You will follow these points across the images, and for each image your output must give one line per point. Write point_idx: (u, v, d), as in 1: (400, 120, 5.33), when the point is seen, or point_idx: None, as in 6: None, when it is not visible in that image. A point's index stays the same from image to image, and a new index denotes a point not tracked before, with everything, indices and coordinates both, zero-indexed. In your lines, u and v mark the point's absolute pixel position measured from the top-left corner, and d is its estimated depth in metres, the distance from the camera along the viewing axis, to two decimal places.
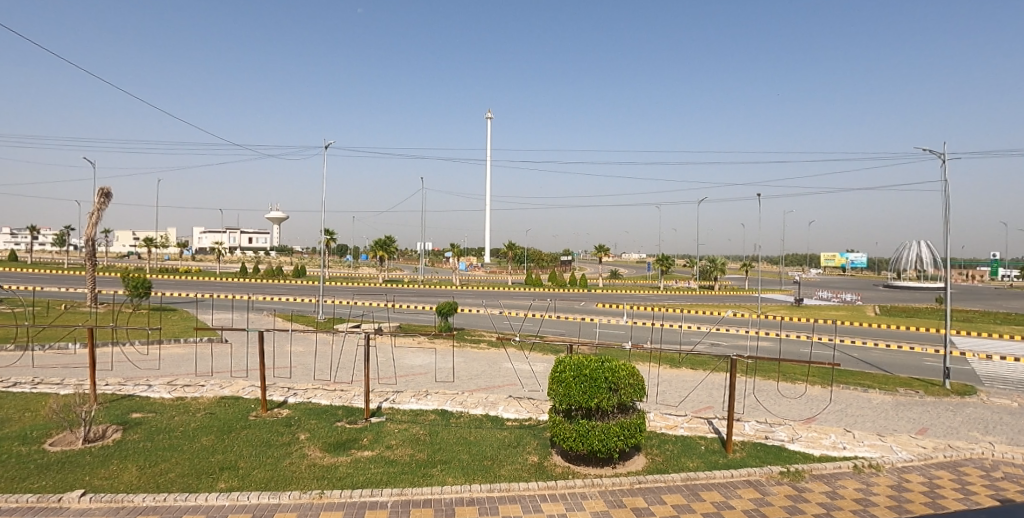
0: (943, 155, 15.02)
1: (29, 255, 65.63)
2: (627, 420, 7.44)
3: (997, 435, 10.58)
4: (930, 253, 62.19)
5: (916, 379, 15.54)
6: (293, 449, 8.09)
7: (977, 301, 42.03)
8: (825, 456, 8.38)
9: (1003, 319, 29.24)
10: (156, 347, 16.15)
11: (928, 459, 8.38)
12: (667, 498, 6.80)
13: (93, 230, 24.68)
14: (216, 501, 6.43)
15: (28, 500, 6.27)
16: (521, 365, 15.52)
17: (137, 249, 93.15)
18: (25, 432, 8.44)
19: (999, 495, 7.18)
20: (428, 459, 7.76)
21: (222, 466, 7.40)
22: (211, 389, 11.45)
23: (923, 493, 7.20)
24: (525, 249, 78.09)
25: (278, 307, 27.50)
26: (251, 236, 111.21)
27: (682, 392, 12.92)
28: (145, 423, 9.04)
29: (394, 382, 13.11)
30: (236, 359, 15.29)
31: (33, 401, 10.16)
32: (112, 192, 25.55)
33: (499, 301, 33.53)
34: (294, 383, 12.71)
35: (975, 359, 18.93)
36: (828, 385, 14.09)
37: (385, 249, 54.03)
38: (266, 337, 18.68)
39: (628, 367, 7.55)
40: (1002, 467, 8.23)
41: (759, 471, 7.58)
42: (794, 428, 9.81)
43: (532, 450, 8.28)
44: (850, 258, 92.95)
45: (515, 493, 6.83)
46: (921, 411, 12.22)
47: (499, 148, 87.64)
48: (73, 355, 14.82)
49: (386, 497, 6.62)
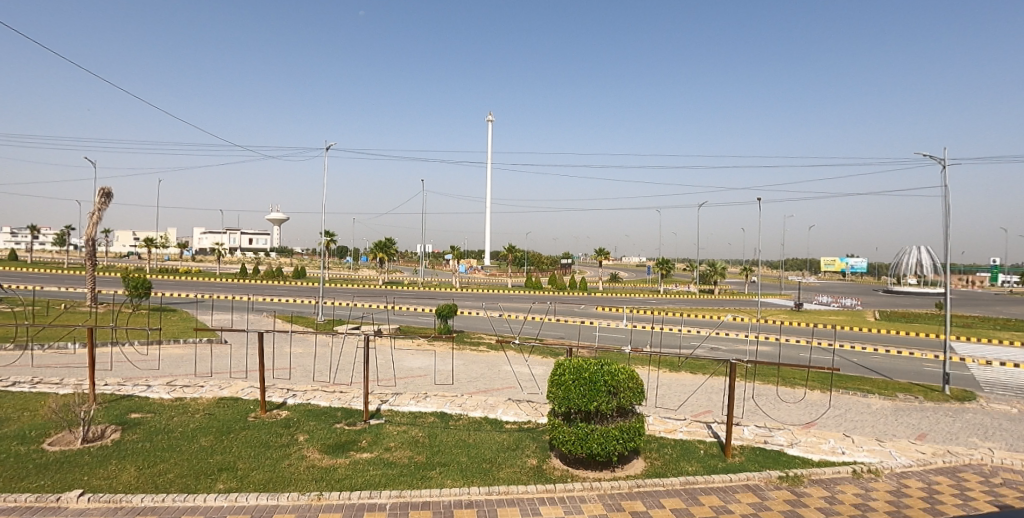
0: (943, 161, 14.96)
1: (30, 253, 65.58)
2: (626, 424, 7.43)
3: (996, 441, 10.57)
4: (931, 258, 62.00)
5: (916, 384, 15.54)
6: (292, 451, 8.08)
7: (977, 306, 41.89)
8: (825, 461, 8.40)
9: (1003, 325, 29.19)
10: (156, 348, 16.15)
11: (927, 465, 8.38)
12: (665, 502, 6.80)
13: (93, 230, 24.70)
14: (215, 502, 6.43)
15: (27, 499, 6.28)
16: (521, 368, 15.51)
17: (138, 250, 93.43)
18: (24, 432, 8.44)
19: (998, 501, 7.18)
20: (427, 462, 7.76)
21: (221, 467, 7.39)
22: (210, 390, 11.44)
23: (922, 499, 7.18)
24: (525, 252, 78.35)
25: (279, 308, 27.55)
26: (250, 237, 111.51)
27: (681, 397, 12.90)
28: (144, 424, 9.04)
29: (394, 384, 13.08)
30: (235, 360, 15.30)
31: (33, 400, 10.15)
32: (112, 192, 25.61)
33: (499, 303, 33.55)
34: (293, 384, 12.73)
35: (976, 365, 18.96)
36: (827, 390, 14.11)
37: (385, 251, 53.97)
38: (265, 339, 18.69)
39: (628, 371, 7.55)
40: (1002, 474, 8.21)
41: (758, 475, 7.59)
42: (793, 433, 9.82)
43: (531, 453, 8.26)
44: (850, 263, 92.75)
45: (514, 496, 6.83)
46: (921, 416, 12.21)
47: (499, 149, 87.45)
48: (73, 354, 14.87)
49: (385, 499, 6.63)
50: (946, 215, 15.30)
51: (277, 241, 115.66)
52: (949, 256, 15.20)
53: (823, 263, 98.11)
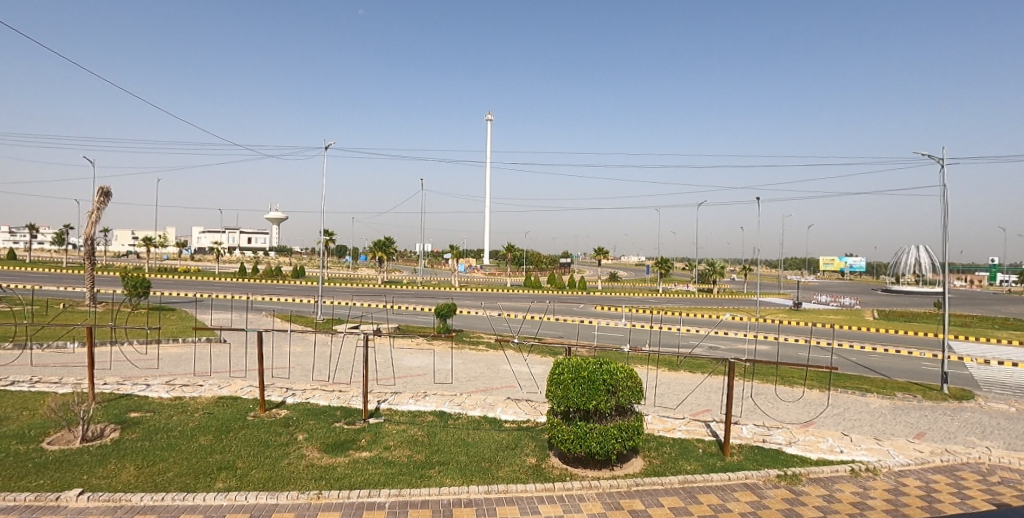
0: (942, 161, 14.97)
1: (28, 253, 65.32)
2: (625, 423, 7.45)
3: (994, 440, 10.61)
4: (930, 257, 62.04)
5: (914, 383, 15.56)
6: (292, 449, 8.10)
7: (976, 305, 41.98)
8: (823, 459, 8.42)
9: (1002, 324, 29.29)
10: (155, 347, 16.17)
11: (925, 463, 8.40)
12: (664, 501, 6.82)
13: (93, 230, 24.70)
14: (214, 500, 6.44)
15: (26, 498, 6.29)
16: (520, 367, 15.51)
17: (137, 249, 93.65)
18: (23, 431, 8.43)
19: (995, 500, 7.20)
20: (426, 461, 7.76)
21: (221, 466, 7.40)
22: (209, 390, 11.45)
23: (920, 497, 7.21)
24: (524, 251, 78.52)
25: (278, 307, 27.59)
26: (250, 236, 111.90)
27: (680, 395, 12.93)
28: (143, 423, 9.05)
29: (392, 384, 13.08)
30: (234, 359, 15.31)
31: (32, 399, 10.17)
32: (111, 191, 25.60)
33: (498, 302, 33.64)
34: (292, 383, 12.72)
35: (973, 364, 19.01)
36: (826, 389, 14.13)
37: (385, 250, 53.89)
38: (265, 339, 18.72)
39: (627, 370, 7.56)
40: (999, 472, 8.24)
41: (757, 474, 7.60)
42: (792, 432, 9.83)
43: (530, 452, 8.29)
44: (849, 262, 92.92)
45: (512, 495, 6.84)
46: (919, 415, 12.23)
47: (497, 148, 87.66)
48: (72, 353, 14.87)
49: (384, 498, 6.64)
50: (945, 215, 15.32)
51: (276, 239, 115.66)
52: (948, 255, 15.22)
53: (822, 262, 98.10)
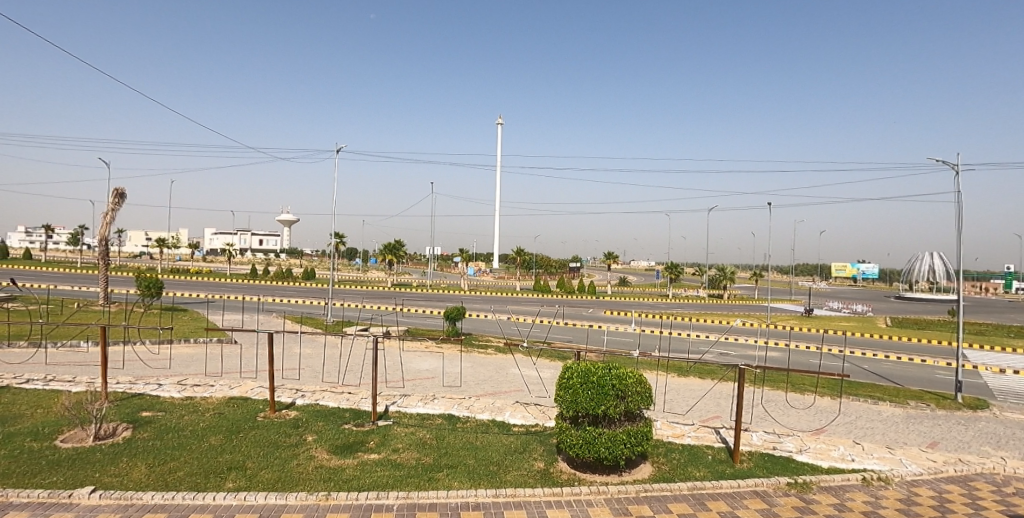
0: (958, 166, 14.80)
1: (45, 251, 66.46)
2: (634, 428, 7.41)
3: (1009, 450, 10.44)
4: (944, 264, 61.13)
5: (928, 392, 15.34)
6: (300, 451, 8.14)
7: (993, 314, 41.34)
8: (834, 468, 8.34)
9: (1018, 333, 28.82)
10: (167, 347, 16.37)
11: (938, 473, 8.29)
12: (673, 507, 6.78)
13: (107, 230, 25.05)
14: (223, 500, 6.49)
15: (40, 495, 6.38)
16: (528, 371, 15.49)
17: (151, 250, 94.99)
18: (37, 429, 8.56)
19: (1010, 511, 7.09)
20: (434, 464, 7.78)
21: (230, 466, 7.47)
22: (220, 389, 11.58)
23: (933, 507, 7.12)
24: (533, 255, 78.75)
25: (289, 309, 27.83)
26: (262, 237, 113.22)
27: (690, 401, 12.88)
28: (154, 422, 9.15)
29: (402, 386, 13.14)
30: (246, 360, 15.43)
31: (46, 397, 10.33)
32: (126, 192, 25.97)
33: (508, 306, 33.68)
34: (302, 385, 12.81)
35: (988, 373, 18.71)
36: (837, 397, 14.00)
37: (394, 253, 54.13)
38: (275, 340, 18.88)
39: (636, 375, 7.52)
40: (1015, 483, 8.10)
41: (766, 481, 7.54)
42: (802, 439, 9.74)
43: (538, 456, 8.28)
44: (861, 269, 91.67)
45: (520, 499, 6.84)
46: (932, 424, 12.06)
47: (499, 130, 86.07)
48: (86, 353, 15.09)
49: (392, 500, 6.67)
50: (959, 221, 15.13)
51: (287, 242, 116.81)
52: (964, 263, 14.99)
53: (834, 269, 96.86)
